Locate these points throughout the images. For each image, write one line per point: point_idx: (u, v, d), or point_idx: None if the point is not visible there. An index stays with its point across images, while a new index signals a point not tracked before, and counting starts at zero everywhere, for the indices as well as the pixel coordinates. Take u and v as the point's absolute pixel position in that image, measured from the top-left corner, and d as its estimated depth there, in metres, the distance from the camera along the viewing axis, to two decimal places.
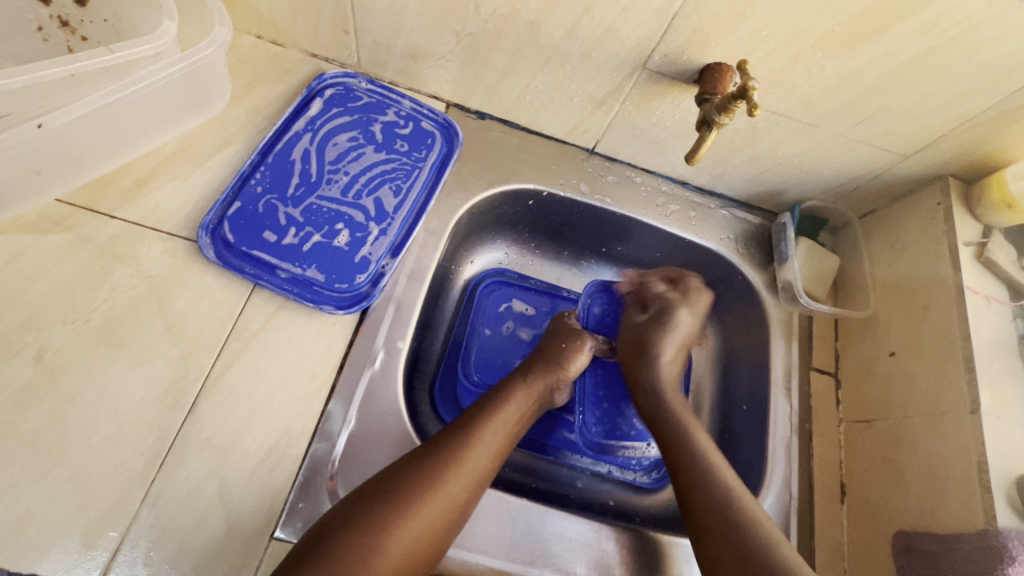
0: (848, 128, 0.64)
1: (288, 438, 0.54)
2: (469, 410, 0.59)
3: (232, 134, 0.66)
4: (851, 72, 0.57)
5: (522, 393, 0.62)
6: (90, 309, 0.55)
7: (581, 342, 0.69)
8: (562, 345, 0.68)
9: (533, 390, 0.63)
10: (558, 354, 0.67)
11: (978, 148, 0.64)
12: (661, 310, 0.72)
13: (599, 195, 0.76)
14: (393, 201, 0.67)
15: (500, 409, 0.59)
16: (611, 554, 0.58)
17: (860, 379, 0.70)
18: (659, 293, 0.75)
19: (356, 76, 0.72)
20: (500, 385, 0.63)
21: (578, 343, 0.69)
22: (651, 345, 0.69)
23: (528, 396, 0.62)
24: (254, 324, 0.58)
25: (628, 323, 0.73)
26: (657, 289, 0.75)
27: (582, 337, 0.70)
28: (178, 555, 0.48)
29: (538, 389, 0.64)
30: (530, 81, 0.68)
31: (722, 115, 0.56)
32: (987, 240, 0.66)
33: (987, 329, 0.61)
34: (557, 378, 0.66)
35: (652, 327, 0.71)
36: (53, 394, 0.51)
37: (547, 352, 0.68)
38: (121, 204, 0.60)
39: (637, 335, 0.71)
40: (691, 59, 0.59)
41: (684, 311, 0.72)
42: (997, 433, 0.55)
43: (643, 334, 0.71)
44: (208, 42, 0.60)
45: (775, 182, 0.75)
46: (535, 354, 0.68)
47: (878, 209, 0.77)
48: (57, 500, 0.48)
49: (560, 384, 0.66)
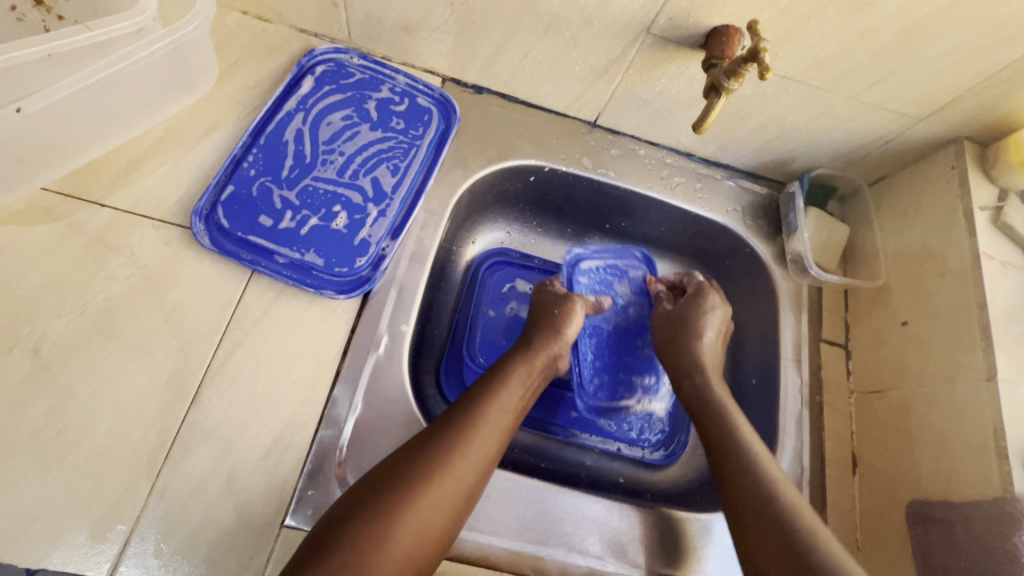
0: (860, 91, 0.62)
1: (293, 426, 0.53)
2: (470, 390, 0.58)
3: (221, 115, 0.64)
4: (865, 30, 0.55)
5: (525, 368, 0.61)
6: (84, 301, 0.53)
7: (572, 306, 0.67)
8: (552, 311, 0.67)
9: (534, 365, 0.62)
10: (553, 323, 0.66)
11: (995, 108, 0.62)
12: (695, 294, 0.69)
13: (602, 169, 0.74)
14: (391, 181, 0.65)
15: (501, 387, 0.58)
16: (624, 532, 0.58)
17: (871, 350, 0.69)
18: (692, 283, 0.71)
19: (347, 51, 0.69)
20: (501, 363, 0.62)
21: (569, 309, 0.67)
22: (694, 326, 0.65)
23: (530, 371, 0.61)
24: (254, 312, 0.57)
25: (659, 310, 0.70)
26: (697, 278, 0.71)
27: (573, 300, 0.68)
28: (189, 546, 0.48)
29: (539, 362, 0.63)
30: (529, 52, 0.65)
31: (731, 80, 0.53)
32: (1003, 203, 0.64)
33: (1003, 295, 0.60)
34: (557, 348, 0.65)
35: (685, 313, 0.67)
36: (53, 388, 0.50)
37: (542, 323, 0.66)
38: (111, 191, 0.58)
39: (675, 318, 0.67)
40: (697, 22, 0.57)
41: (714, 297, 0.69)
42: (1014, 400, 0.54)
43: (680, 317, 0.67)
44: (191, 17, 0.57)
45: (784, 150, 0.73)
46: (532, 327, 0.67)
47: (889, 175, 0.75)
48: (62, 494, 0.47)
49: (560, 352, 0.65)
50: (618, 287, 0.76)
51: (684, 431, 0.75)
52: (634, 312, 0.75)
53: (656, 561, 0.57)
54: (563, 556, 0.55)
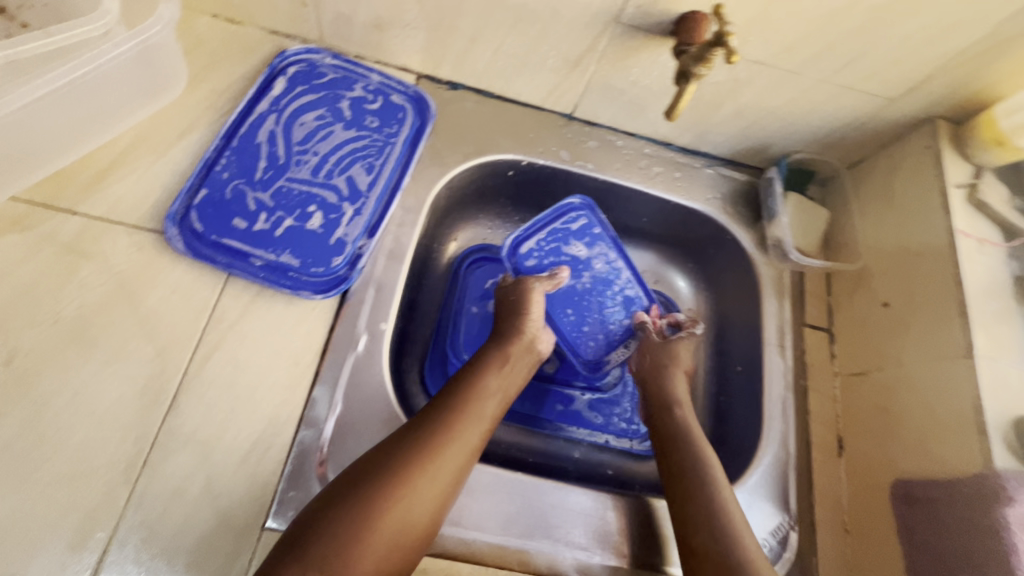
0: (832, 74, 0.62)
1: (273, 427, 0.53)
2: (454, 382, 0.58)
3: (193, 119, 0.63)
4: (832, 12, 0.55)
5: (505, 357, 0.61)
6: (58, 309, 0.53)
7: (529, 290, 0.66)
8: (510, 297, 0.67)
9: (509, 352, 0.62)
10: (525, 311, 0.65)
11: (966, 86, 0.62)
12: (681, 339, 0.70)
13: (580, 161, 0.74)
14: (366, 179, 0.65)
15: (483, 377, 0.58)
16: (611, 523, 0.58)
17: (855, 332, 0.69)
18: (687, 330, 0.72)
19: (319, 51, 0.69)
20: (480, 354, 0.62)
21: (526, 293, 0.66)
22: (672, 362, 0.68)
23: (510, 360, 0.61)
24: (231, 315, 0.57)
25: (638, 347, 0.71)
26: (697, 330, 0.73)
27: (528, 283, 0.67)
28: (169, 552, 0.47)
29: (515, 350, 0.62)
30: (501, 46, 0.65)
31: (699, 65, 0.53)
32: (978, 181, 0.64)
33: (981, 273, 0.60)
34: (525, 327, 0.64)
35: (662, 351, 0.69)
36: (27, 398, 0.49)
37: (511, 311, 0.66)
38: (83, 199, 0.57)
39: (653, 355, 0.69)
40: (664, 9, 0.57)
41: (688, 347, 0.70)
42: (992, 376, 0.54)
43: (659, 356, 0.69)
44: (155, 19, 0.57)
45: (761, 136, 0.73)
46: (503, 317, 0.66)
47: (867, 158, 0.75)
48: (39, 504, 0.47)
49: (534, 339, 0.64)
50: (574, 247, 0.75)
51: None
52: (599, 263, 0.75)
53: (642, 554, 0.57)
54: (549, 548, 0.55)
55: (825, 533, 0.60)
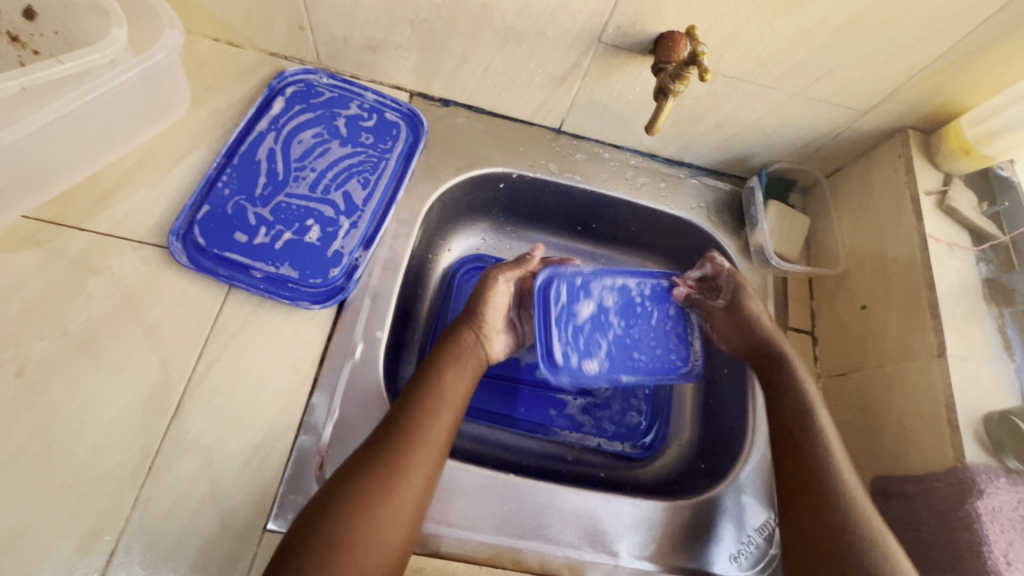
0: (806, 88, 0.65)
1: (273, 433, 0.55)
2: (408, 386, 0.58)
3: (195, 138, 0.66)
4: (802, 30, 0.58)
5: (461, 358, 0.62)
6: (67, 322, 0.55)
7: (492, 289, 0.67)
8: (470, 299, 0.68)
9: (465, 352, 0.63)
10: (482, 310, 0.66)
11: (934, 98, 0.65)
12: (732, 286, 0.71)
13: (569, 173, 0.77)
14: (362, 193, 0.67)
15: (441, 380, 0.59)
16: (600, 522, 0.60)
17: (836, 334, 0.71)
18: (724, 270, 0.72)
19: (316, 72, 0.72)
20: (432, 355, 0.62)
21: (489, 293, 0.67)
22: (752, 313, 0.69)
23: (465, 361, 0.62)
24: (233, 325, 0.59)
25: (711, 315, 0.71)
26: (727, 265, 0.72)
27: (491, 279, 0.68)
28: (173, 554, 0.49)
29: (466, 348, 0.63)
30: (489, 64, 0.68)
31: (676, 83, 0.56)
32: (948, 187, 0.67)
33: (951, 275, 0.62)
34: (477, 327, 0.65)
35: (738, 308, 0.69)
36: (37, 408, 0.52)
37: (468, 311, 0.67)
38: (90, 216, 0.60)
39: (734, 313, 0.69)
40: (643, 29, 0.60)
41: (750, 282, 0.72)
42: (963, 374, 0.57)
43: (737, 312, 0.69)
44: (160, 46, 0.60)
45: (742, 147, 0.76)
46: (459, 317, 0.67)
47: (844, 166, 0.78)
48: (49, 509, 0.49)
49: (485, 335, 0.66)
50: (583, 307, 0.68)
51: (662, 424, 0.77)
52: (609, 297, 0.69)
53: (652, 549, 0.59)
54: (540, 547, 0.57)
55: None
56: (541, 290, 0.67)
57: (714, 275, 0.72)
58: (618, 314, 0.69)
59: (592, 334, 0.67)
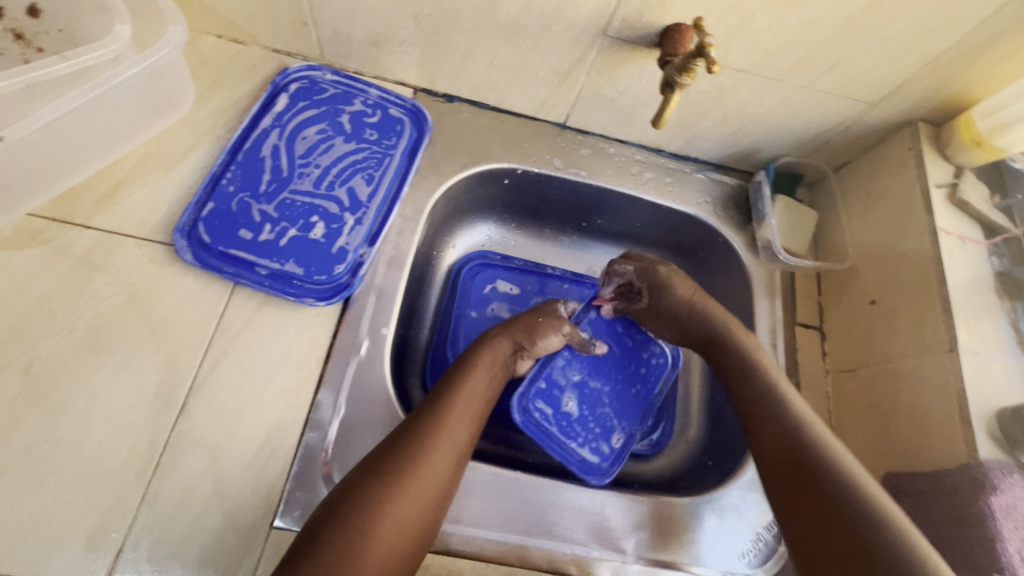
0: (814, 80, 0.64)
1: (279, 430, 0.55)
2: (438, 386, 0.59)
3: (200, 135, 0.66)
4: (810, 21, 0.57)
5: (491, 361, 0.62)
6: (73, 320, 0.55)
7: (557, 323, 0.68)
8: (527, 321, 0.67)
9: (496, 360, 0.63)
10: (533, 323, 0.66)
11: (944, 90, 0.64)
12: (646, 285, 0.70)
13: (573, 168, 0.76)
14: (366, 190, 0.67)
15: (470, 380, 0.59)
16: (609, 519, 0.59)
17: (844, 330, 0.70)
18: (631, 272, 0.72)
19: (320, 68, 0.72)
20: (466, 355, 0.63)
21: (552, 323, 0.68)
22: (681, 302, 0.68)
23: (497, 365, 0.63)
24: (238, 322, 0.59)
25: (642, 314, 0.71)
26: (629, 269, 0.72)
27: (558, 317, 0.69)
28: (181, 551, 0.49)
29: (503, 355, 0.64)
30: (494, 60, 0.68)
31: (683, 76, 0.56)
32: (958, 180, 0.66)
33: (963, 269, 0.62)
34: (522, 344, 0.66)
35: (661, 303, 0.69)
36: (44, 405, 0.52)
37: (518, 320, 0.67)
38: (95, 214, 0.60)
39: (659, 309, 0.69)
40: (649, 22, 0.59)
41: (663, 267, 0.70)
42: (976, 370, 0.56)
43: (662, 309, 0.69)
44: (163, 43, 0.60)
45: (748, 141, 0.75)
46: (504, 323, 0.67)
47: (852, 160, 0.77)
48: (57, 506, 0.49)
49: (527, 351, 0.66)
50: (566, 404, 0.69)
51: (668, 420, 0.77)
52: (573, 373, 0.71)
53: (654, 547, 0.59)
54: (548, 545, 0.57)
55: None
56: (541, 429, 0.67)
57: (624, 283, 0.72)
58: (591, 375, 0.71)
59: (593, 411, 0.70)
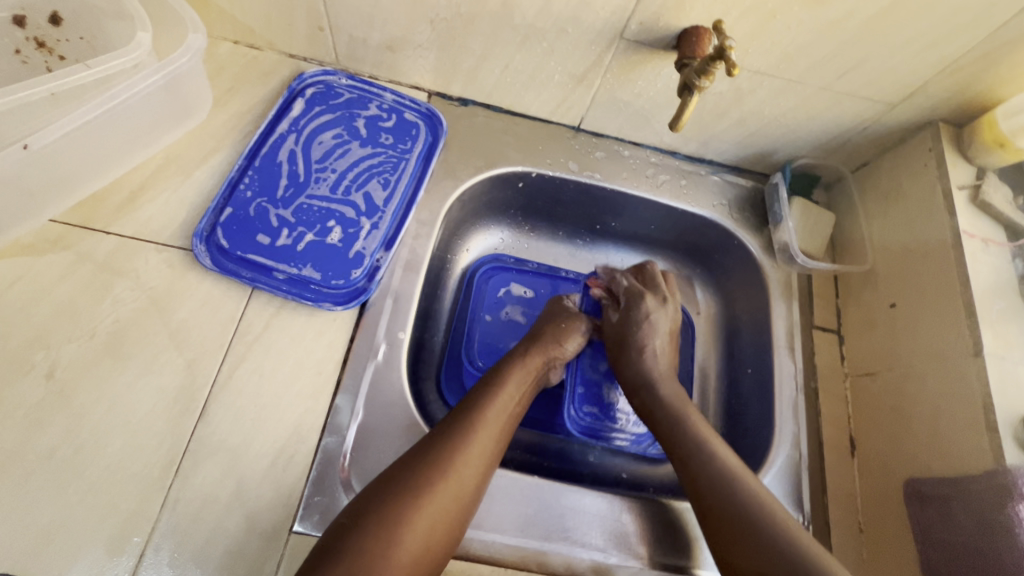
0: (832, 81, 0.64)
1: (298, 434, 0.55)
2: (468, 396, 0.59)
3: (218, 141, 0.67)
4: (829, 22, 0.56)
5: (520, 372, 0.63)
6: (94, 325, 0.56)
7: (577, 322, 0.70)
8: (555, 327, 0.69)
9: (529, 371, 0.64)
10: (555, 333, 0.68)
11: (966, 90, 0.63)
12: (629, 304, 0.70)
13: (588, 171, 0.76)
14: (382, 194, 0.67)
15: (499, 391, 0.60)
16: (628, 525, 0.59)
17: (863, 333, 0.70)
18: (625, 287, 0.73)
19: (335, 73, 0.72)
20: (496, 367, 0.63)
21: (573, 325, 0.69)
22: (637, 341, 0.67)
23: (526, 375, 0.63)
24: (256, 327, 0.59)
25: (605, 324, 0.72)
26: (625, 282, 0.73)
27: (578, 317, 0.71)
28: (202, 555, 0.49)
29: (534, 367, 0.64)
30: (509, 63, 0.68)
31: (702, 78, 0.55)
32: (981, 181, 0.65)
33: (986, 272, 0.61)
34: (553, 356, 0.67)
35: (627, 326, 0.69)
36: (67, 410, 0.52)
37: (544, 332, 0.68)
38: (116, 219, 0.60)
39: (618, 332, 0.69)
40: (666, 24, 0.59)
41: (654, 301, 0.70)
42: (1001, 374, 0.55)
43: (623, 334, 0.69)
44: (183, 50, 0.60)
45: (764, 143, 0.75)
46: (530, 335, 0.69)
47: (870, 161, 0.76)
48: (80, 510, 0.49)
49: (556, 361, 0.67)
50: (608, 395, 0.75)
51: None
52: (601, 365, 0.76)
53: (670, 554, 0.58)
54: (568, 550, 0.56)
55: (839, 531, 0.61)
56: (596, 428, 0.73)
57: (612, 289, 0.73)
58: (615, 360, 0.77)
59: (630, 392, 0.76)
